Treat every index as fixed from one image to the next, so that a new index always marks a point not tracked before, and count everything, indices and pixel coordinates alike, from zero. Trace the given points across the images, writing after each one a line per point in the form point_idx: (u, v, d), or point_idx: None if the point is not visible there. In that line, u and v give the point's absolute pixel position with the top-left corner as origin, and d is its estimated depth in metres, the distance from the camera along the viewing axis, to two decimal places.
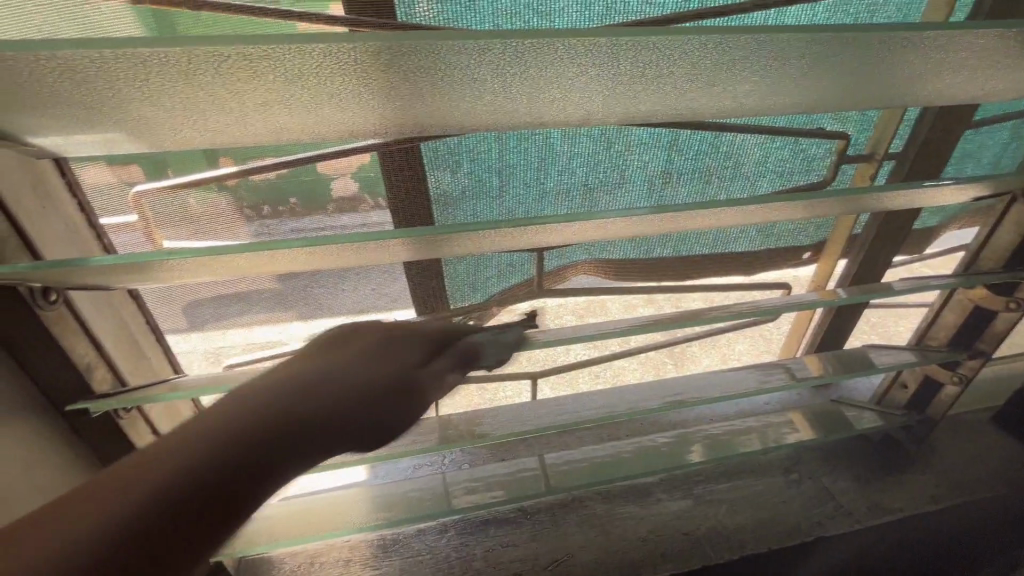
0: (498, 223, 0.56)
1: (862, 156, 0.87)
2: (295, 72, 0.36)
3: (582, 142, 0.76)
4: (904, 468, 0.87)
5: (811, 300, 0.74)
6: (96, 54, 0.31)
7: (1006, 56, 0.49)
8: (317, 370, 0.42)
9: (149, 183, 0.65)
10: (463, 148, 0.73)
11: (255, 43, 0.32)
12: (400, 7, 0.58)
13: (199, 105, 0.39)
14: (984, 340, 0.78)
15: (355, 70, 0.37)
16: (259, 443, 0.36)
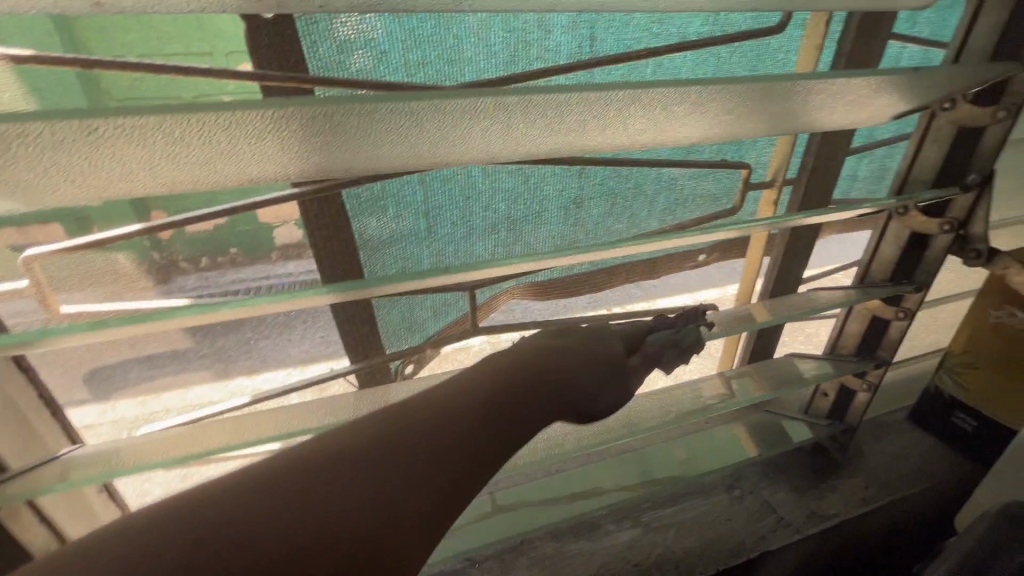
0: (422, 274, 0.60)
1: (764, 183, 0.94)
2: (207, 140, 0.39)
3: (501, 178, 0.78)
4: (837, 474, 0.90)
5: (746, 315, 0.74)
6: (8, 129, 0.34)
7: (860, 90, 0.56)
8: (488, 381, 0.40)
9: (50, 244, 0.60)
10: (386, 193, 0.74)
11: (170, 113, 0.35)
12: (313, 61, 0.62)
13: (106, 177, 0.40)
14: (884, 348, 0.84)
15: (267, 137, 0.40)
16: (433, 463, 0.35)
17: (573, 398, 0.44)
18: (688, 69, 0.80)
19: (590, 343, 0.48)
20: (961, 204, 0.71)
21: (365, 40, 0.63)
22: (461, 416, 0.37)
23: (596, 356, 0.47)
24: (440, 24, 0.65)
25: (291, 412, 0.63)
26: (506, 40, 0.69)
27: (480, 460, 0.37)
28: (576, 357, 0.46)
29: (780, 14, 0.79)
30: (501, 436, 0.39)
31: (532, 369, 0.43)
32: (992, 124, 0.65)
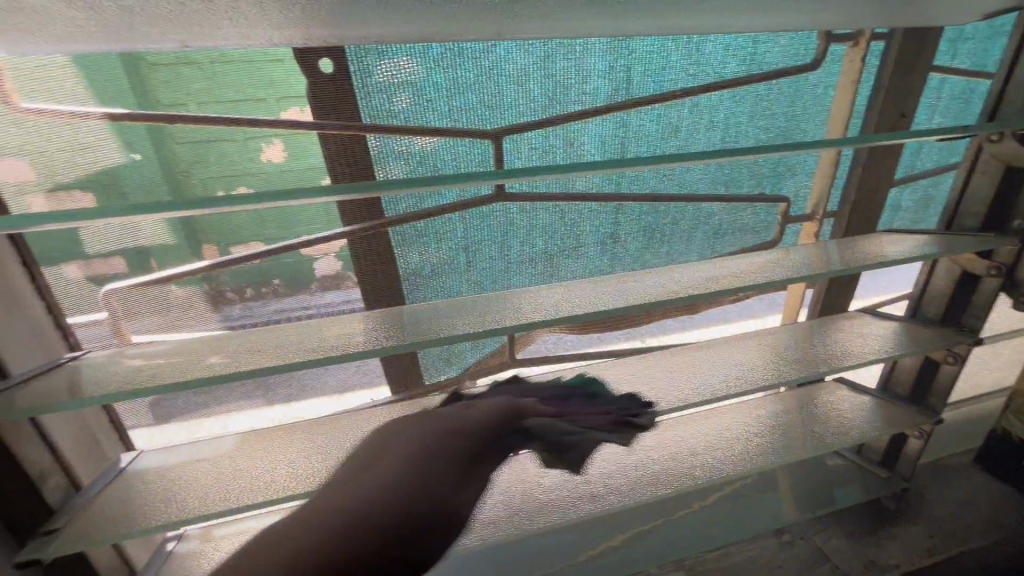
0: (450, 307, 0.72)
1: (803, 215, 0.93)
2: (283, 200, 0.56)
3: (538, 213, 0.81)
4: (896, 521, 0.84)
5: (804, 375, 0.71)
6: (159, 210, 0.49)
7: None
8: (389, 467, 0.42)
9: (122, 279, 0.67)
10: (430, 229, 0.78)
11: (268, 198, 0.52)
12: (364, 109, 0.67)
13: (209, 214, 0.56)
14: (935, 394, 0.79)
15: (325, 195, 0.56)
16: (361, 535, 0.35)
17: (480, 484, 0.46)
18: (723, 107, 0.82)
19: (449, 429, 0.49)
20: (1006, 252, 0.67)
21: (416, 87, 0.68)
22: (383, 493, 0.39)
23: (463, 437, 0.48)
24: (485, 73, 0.69)
25: (330, 437, 0.64)
26: (544, 86, 0.73)
27: (409, 532, 0.37)
28: (444, 440, 0.47)
29: (815, 51, 0.80)
30: (418, 507, 0.39)
31: (407, 446, 0.45)
32: None
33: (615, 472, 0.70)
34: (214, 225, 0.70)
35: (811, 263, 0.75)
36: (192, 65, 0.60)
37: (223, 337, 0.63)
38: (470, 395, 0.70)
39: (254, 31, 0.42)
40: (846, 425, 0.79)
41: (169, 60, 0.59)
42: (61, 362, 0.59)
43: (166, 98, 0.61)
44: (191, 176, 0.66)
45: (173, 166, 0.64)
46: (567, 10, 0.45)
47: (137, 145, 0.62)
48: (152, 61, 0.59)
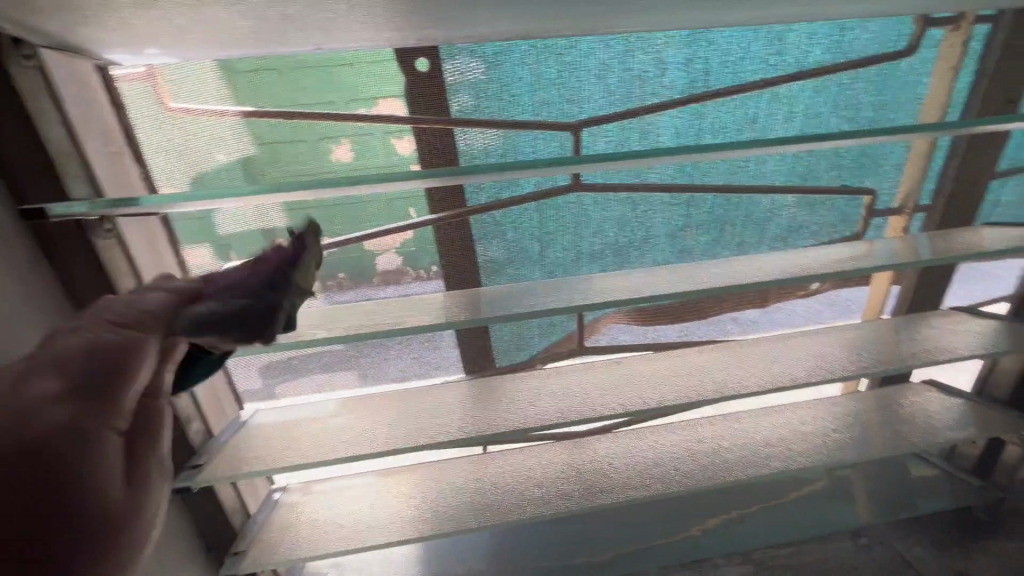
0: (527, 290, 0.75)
1: (890, 209, 0.89)
2: (389, 183, 0.61)
3: (611, 204, 0.83)
4: (989, 532, 0.79)
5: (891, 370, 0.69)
6: (286, 193, 0.55)
7: None
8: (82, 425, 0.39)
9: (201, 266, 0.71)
10: (507, 219, 0.82)
11: (378, 183, 0.58)
12: (454, 105, 0.72)
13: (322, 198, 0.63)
14: None
15: (424, 179, 0.61)
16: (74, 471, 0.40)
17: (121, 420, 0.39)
18: (804, 97, 0.81)
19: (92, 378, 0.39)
20: None
21: (501, 83, 0.72)
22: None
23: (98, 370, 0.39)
24: (566, 68, 0.72)
25: (416, 406, 0.70)
26: (622, 80, 0.75)
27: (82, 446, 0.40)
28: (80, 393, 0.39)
29: (909, 37, 0.77)
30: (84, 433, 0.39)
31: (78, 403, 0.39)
32: None
33: (686, 457, 0.71)
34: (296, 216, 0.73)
35: (901, 255, 0.72)
36: (272, 72, 0.66)
37: (326, 314, 0.70)
38: (544, 375, 0.74)
39: (380, 32, 0.47)
40: (936, 426, 0.76)
41: (255, 66, 0.65)
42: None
43: (251, 101, 0.67)
44: (267, 173, 0.71)
45: (251, 165, 0.70)
46: (666, 3, 0.47)
47: (240, 144, 0.69)
48: (239, 69, 0.65)
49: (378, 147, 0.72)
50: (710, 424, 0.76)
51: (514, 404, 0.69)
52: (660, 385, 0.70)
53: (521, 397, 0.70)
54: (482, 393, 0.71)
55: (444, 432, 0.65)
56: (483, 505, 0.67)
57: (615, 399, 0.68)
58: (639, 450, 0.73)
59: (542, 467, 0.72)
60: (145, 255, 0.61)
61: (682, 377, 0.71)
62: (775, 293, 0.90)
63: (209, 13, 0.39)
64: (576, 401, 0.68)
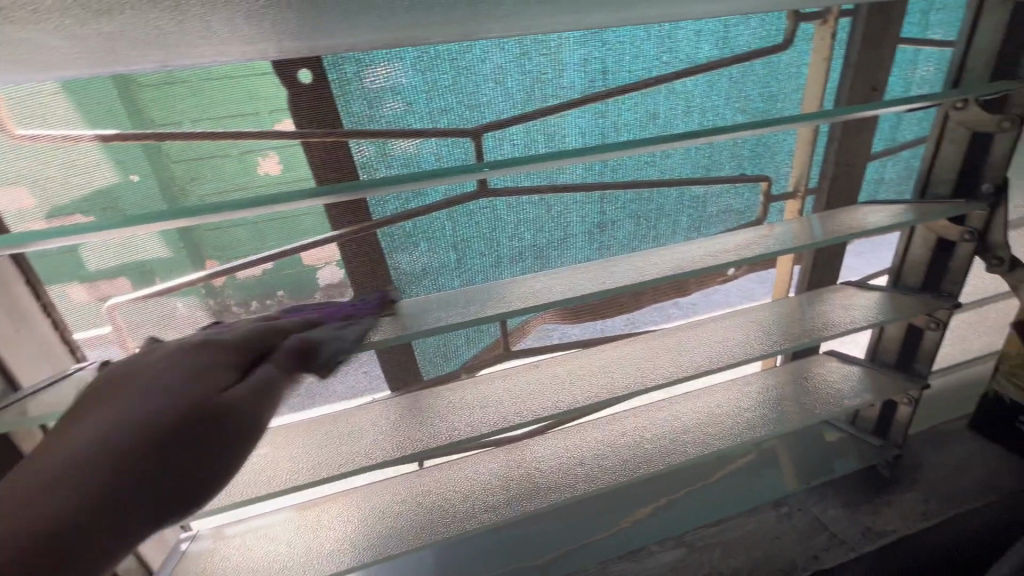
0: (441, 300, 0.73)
1: (786, 193, 0.94)
2: (273, 202, 0.57)
3: (523, 207, 0.83)
4: (892, 487, 0.86)
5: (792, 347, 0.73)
6: (153, 223, 0.51)
7: None
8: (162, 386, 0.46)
9: (127, 294, 0.70)
10: (419, 229, 0.80)
11: (256, 205, 0.54)
12: (346, 117, 0.69)
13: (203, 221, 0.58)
14: (922, 360, 0.80)
15: (310, 196, 0.58)
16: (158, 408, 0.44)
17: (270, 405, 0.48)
18: (699, 92, 0.84)
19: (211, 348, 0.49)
20: (980, 216, 0.67)
21: (396, 90, 0.70)
22: (83, 488, 0.38)
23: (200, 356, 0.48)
24: (461, 73, 0.71)
25: (329, 432, 0.66)
26: (520, 83, 0.75)
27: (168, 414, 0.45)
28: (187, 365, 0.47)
29: (785, 31, 0.81)
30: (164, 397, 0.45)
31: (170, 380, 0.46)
32: (1000, 134, 0.62)
33: (612, 453, 0.72)
34: (212, 234, 0.71)
35: (793, 237, 0.77)
36: (182, 90, 0.63)
37: None
38: (465, 385, 0.72)
39: (229, 44, 0.44)
40: (839, 394, 0.81)
41: (159, 82, 0.62)
42: (67, 375, 0.61)
43: (158, 121, 0.64)
44: (189, 194, 0.69)
45: (169, 186, 0.67)
46: (531, 6, 0.46)
47: (148, 167, 0.65)
48: (142, 87, 0.62)
49: (295, 161, 0.70)
50: (634, 416, 0.78)
51: (434, 420, 0.67)
52: (579, 384, 0.70)
53: (441, 411, 0.68)
54: (399, 411, 0.69)
55: (360, 458, 0.62)
56: (409, 527, 0.65)
57: (534, 403, 0.68)
58: (565, 450, 0.73)
59: (470, 479, 0.70)
60: None
61: (600, 375, 0.72)
62: (689, 280, 0.93)
63: (11, 32, 0.35)
64: (496, 409, 0.67)
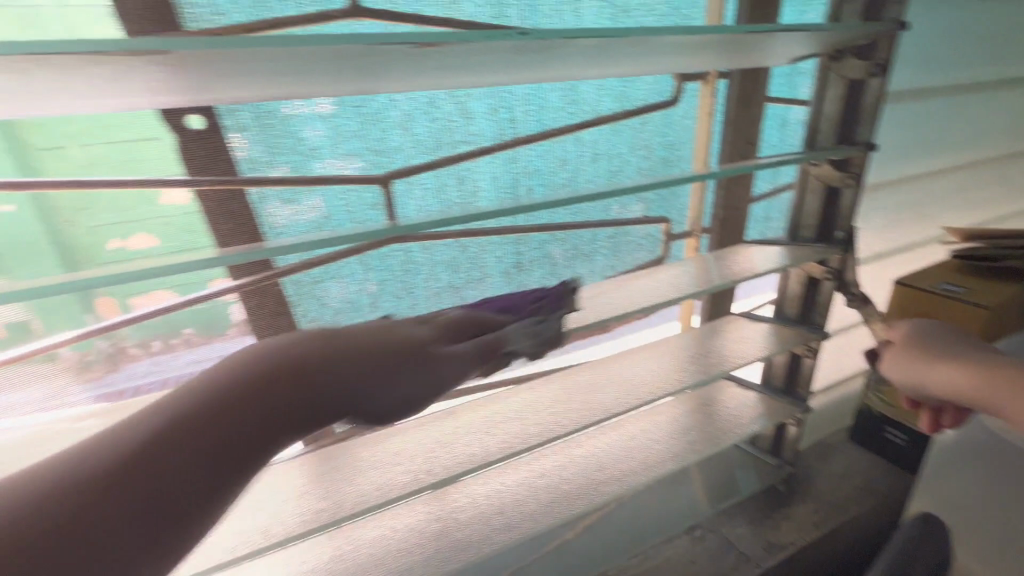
0: None
1: (684, 232, 1.02)
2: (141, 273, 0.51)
3: (438, 249, 0.83)
4: (788, 501, 0.93)
5: (691, 381, 0.77)
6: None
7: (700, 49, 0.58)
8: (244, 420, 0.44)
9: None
10: (329, 273, 0.78)
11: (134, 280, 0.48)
12: (244, 163, 0.67)
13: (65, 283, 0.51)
14: (803, 386, 0.88)
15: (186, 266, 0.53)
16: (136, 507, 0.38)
17: (383, 389, 0.51)
18: (603, 139, 0.87)
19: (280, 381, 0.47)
20: (835, 258, 0.76)
21: (297, 152, 0.69)
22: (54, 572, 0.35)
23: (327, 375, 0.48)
24: (343, 141, 0.71)
25: None
26: (430, 130, 0.75)
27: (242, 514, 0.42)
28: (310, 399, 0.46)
29: (673, 89, 0.89)
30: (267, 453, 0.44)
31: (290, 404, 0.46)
32: (845, 188, 0.72)
33: (531, 498, 0.72)
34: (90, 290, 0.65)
35: (693, 277, 0.80)
36: (39, 16, 0.53)
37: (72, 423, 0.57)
38: (377, 438, 0.69)
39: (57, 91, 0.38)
40: (739, 421, 0.86)
41: (23, 13, 0.52)
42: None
43: (46, 165, 0.59)
44: (92, 256, 0.64)
45: (50, 220, 0.61)
46: (422, 70, 0.47)
47: (27, 208, 0.59)
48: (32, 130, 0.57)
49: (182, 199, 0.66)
50: (554, 453, 0.79)
51: (343, 478, 0.63)
52: (496, 428, 0.70)
53: (348, 470, 0.64)
54: (307, 477, 0.63)
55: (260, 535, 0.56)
56: None
57: (448, 453, 0.66)
58: (484, 497, 0.72)
59: (385, 538, 0.67)
60: None
61: (516, 419, 0.71)
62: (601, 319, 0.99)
63: None
64: (410, 461, 0.65)
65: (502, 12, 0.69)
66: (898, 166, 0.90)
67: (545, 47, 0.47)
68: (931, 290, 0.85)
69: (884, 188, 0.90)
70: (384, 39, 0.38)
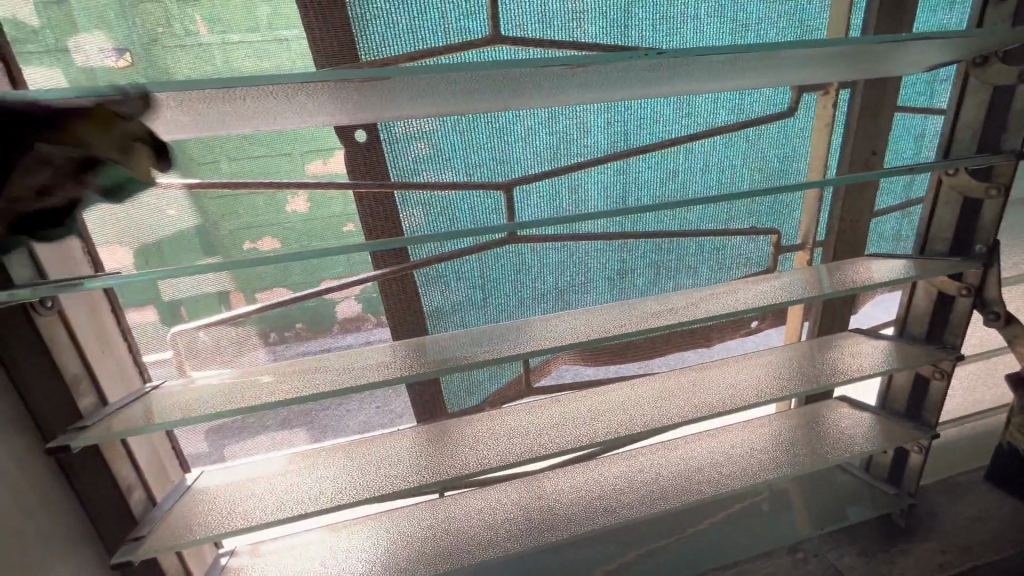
0: (471, 347, 0.78)
1: (795, 244, 1.01)
2: (310, 253, 0.62)
3: (548, 252, 0.91)
4: (909, 536, 0.86)
5: (797, 390, 0.76)
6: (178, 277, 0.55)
7: (825, 61, 0.60)
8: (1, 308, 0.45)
9: (183, 323, 0.79)
10: (451, 268, 0.88)
11: (311, 255, 0.61)
12: (393, 169, 0.79)
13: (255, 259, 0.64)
14: (930, 410, 0.82)
15: (344, 250, 0.64)
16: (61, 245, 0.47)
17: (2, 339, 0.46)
18: (712, 151, 0.89)
19: None
20: (973, 273, 0.72)
21: (435, 162, 0.80)
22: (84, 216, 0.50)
23: None
24: (473, 152, 0.80)
25: (365, 456, 0.70)
26: (549, 142, 0.83)
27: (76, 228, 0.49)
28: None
29: (789, 101, 0.89)
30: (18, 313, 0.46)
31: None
32: (988, 199, 0.68)
33: (629, 488, 0.75)
34: (243, 277, 0.80)
35: (804, 285, 0.79)
36: (210, 54, 0.67)
37: (237, 376, 0.71)
38: (490, 416, 0.76)
39: (292, 110, 0.50)
40: (850, 440, 0.82)
41: (198, 52, 0.67)
42: (143, 392, 0.67)
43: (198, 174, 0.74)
44: (230, 251, 0.79)
45: (207, 220, 0.76)
46: (561, 88, 0.55)
47: (191, 211, 0.75)
48: (186, 147, 0.72)
49: (334, 197, 0.80)
50: (652, 452, 0.81)
51: (461, 447, 0.71)
52: (597, 413, 0.75)
53: (465, 440, 0.72)
54: (430, 441, 0.72)
55: (395, 481, 0.66)
56: (433, 553, 0.68)
57: (553, 434, 0.72)
58: (583, 483, 0.77)
59: (492, 507, 0.74)
60: (88, 334, 0.62)
61: (617, 412, 0.75)
62: (700, 329, 1.00)
63: (140, 110, 0.44)
64: (518, 437, 0.72)
65: (625, 33, 0.75)
66: None
67: (676, 64, 0.52)
68: None
69: None
70: (542, 63, 0.46)
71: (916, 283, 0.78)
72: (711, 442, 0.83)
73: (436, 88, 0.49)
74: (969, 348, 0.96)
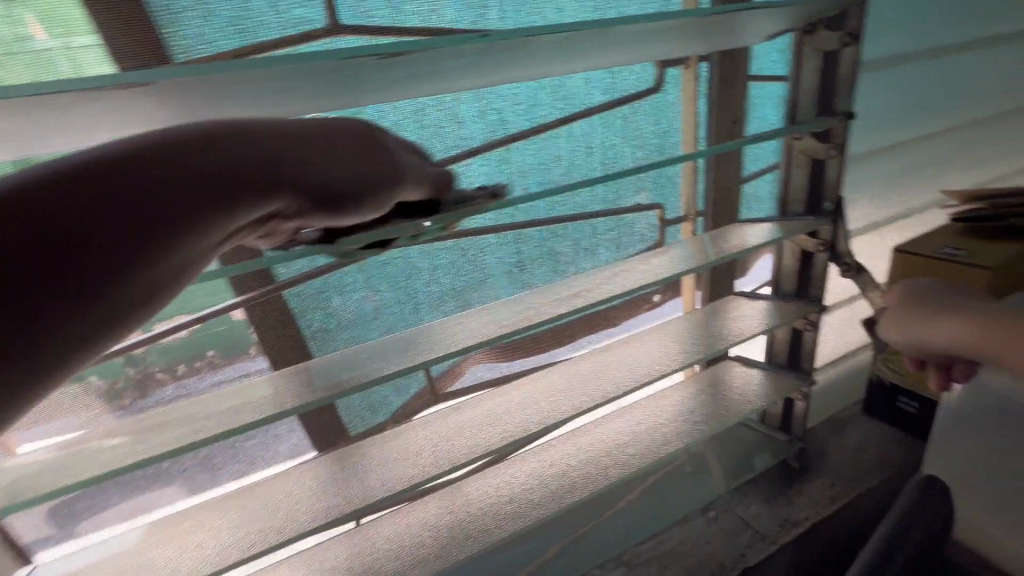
0: (350, 373, 0.71)
1: (679, 217, 1.03)
2: None
3: (437, 253, 0.86)
4: (802, 477, 0.93)
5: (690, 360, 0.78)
6: None
7: (675, 34, 0.60)
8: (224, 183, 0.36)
9: None
10: (331, 283, 0.80)
11: None
12: None
13: None
14: (806, 360, 0.88)
15: None
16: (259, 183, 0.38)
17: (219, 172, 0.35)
18: (592, 132, 0.89)
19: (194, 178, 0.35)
20: (825, 230, 0.76)
21: None
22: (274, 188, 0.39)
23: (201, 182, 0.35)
24: None
25: (247, 507, 0.63)
26: (420, 136, 0.77)
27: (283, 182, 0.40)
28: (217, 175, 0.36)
29: (657, 76, 0.90)
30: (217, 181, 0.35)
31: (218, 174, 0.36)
32: (830, 160, 0.73)
33: (539, 487, 0.73)
34: None
35: (688, 258, 0.80)
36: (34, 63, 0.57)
37: (72, 443, 0.60)
38: (388, 437, 0.71)
39: (72, 123, 0.41)
40: (745, 399, 0.86)
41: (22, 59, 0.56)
42: None
43: None
44: None
45: None
46: (404, 78, 0.50)
47: None
48: None
49: None
50: (564, 443, 0.81)
51: (355, 478, 0.65)
52: (503, 413, 0.72)
53: (364, 467, 0.66)
54: (322, 477, 0.66)
55: (285, 528, 0.59)
56: None
57: (454, 446, 0.68)
58: (496, 489, 0.74)
59: (401, 534, 0.70)
60: None
61: (522, 410, 0.73)
62: (603, 310, 1.00)
63: None
64: (419, 455, 0.67)
65: (484, 14, 0.71)
66: (890, 133, 0.90)
67: (512, 46, 0.49)
68: (934, 255, 0.85)
69: (876, 156, 0.90)
70: (358, 53, 0.40)
71: (782, 244, 0.82)
72: (621, 421, 0.84)
73: (254, 80, 0.43)
74: (837, 296, 1.04)
